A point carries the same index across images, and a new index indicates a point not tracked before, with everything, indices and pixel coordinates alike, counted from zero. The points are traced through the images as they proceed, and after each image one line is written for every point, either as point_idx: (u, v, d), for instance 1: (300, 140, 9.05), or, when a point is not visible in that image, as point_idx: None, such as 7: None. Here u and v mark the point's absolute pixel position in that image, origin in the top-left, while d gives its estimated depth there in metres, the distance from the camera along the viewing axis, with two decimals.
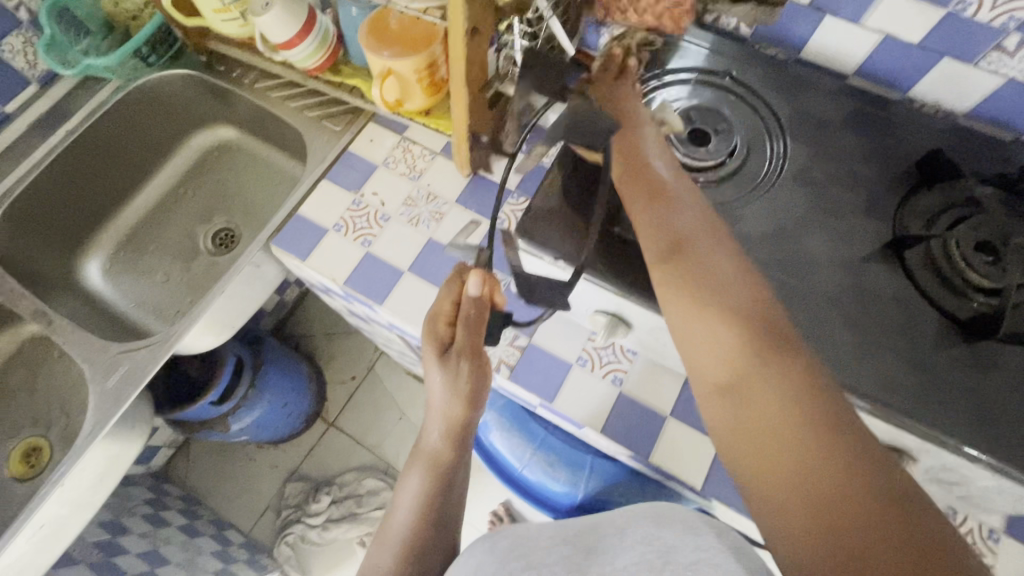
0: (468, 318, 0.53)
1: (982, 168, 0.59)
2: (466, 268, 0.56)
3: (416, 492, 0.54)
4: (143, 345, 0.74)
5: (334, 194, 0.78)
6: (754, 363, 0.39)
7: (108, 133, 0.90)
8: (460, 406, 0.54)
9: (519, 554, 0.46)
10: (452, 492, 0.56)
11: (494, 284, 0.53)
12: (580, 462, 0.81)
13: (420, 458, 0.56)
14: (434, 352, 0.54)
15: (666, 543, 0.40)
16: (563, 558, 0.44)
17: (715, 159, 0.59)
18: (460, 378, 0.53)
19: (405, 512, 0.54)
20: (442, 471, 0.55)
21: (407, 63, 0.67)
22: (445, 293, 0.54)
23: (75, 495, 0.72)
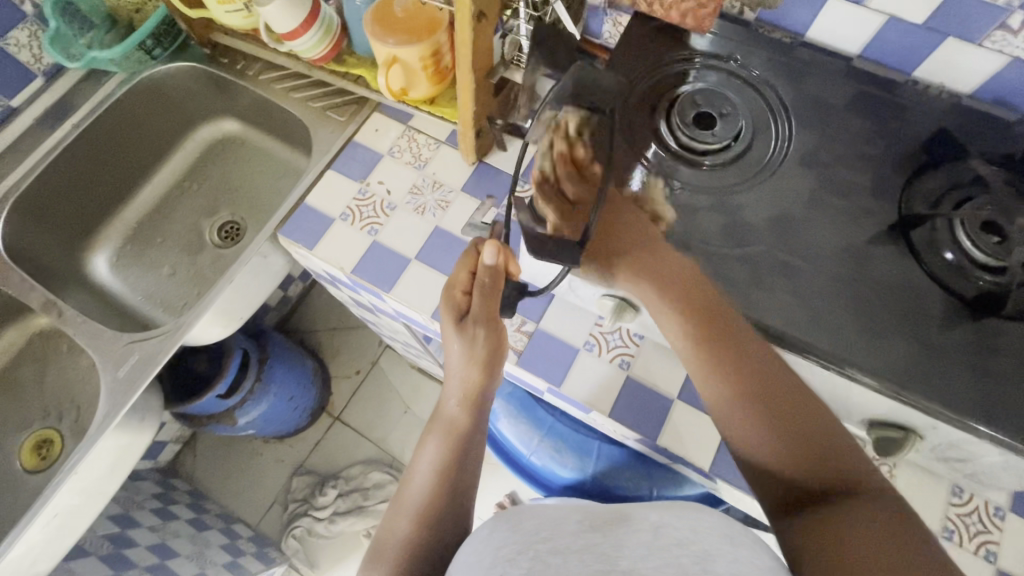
0: (483, 286, 0.54)
1: (988, 147, 0.59)
2: (483, 241, 0.58)
3: (433, 459, 0.56)
4: (152, 335, 0.75)
5: (340, 183, 0.78)
6: (804, 463, 0.43)
7: (114, 127, 0.90)
8: (477, 373, 0.55)
9: (544, 535, 0.45)
10: (468, 462, 0.56)
11: (509, 254, 0.53)
12: (587, 447, 0.82)
13: (438, 426, 0.57)
14: (451, 319, 0.55)
15: (702, 550, 0.41)
16: (589, 547, 0.42)
17: (718, 142, 0.60)
18: (477, 344, 0.54)
19: (422, 480, 0.55)
20: (458, 439, 0.56)
21: (413, 50, 0.67)
22: (462, 263, 0.56)
23: (87, 485, 0.73)
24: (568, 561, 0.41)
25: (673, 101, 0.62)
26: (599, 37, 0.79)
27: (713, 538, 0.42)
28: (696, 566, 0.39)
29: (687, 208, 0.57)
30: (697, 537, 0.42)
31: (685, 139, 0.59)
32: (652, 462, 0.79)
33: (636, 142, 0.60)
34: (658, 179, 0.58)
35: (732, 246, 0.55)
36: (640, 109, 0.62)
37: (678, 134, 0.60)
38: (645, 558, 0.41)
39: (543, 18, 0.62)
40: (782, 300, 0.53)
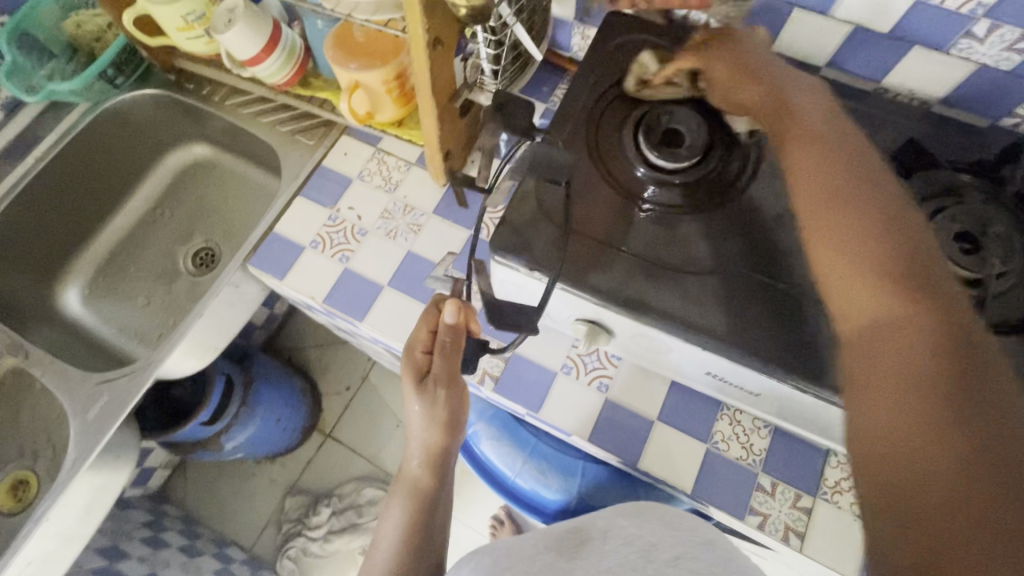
0: (444, 345, 0.55)
1: (959, 155, 0.58)
2: (443, 301, 0.59)
3: (397, 523, 0.56)
4: (122, 374, 0.73)
5: (309, 210, 0.77)
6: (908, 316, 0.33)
7: (79, 160, 0.89)
8: (438, 433, 0.56)
9: (506, 564, 0.45)
10: (433, 522, 0.57)
11: (468, 312, 0.56)
12: (572, 468, 0.80)
13: (402, 486, 0.57)
14: (411, 380, 0.56)
15: (649, 543, 0.44)
16: (547, 565, 0.43)
17: (690, 159, 0.57)
18: (438, 405, 0.55)
19: (388, 545, 0.55)
20: (422, 500, 0.56)
21: (375, 74, 0.66)
22: (422, 322, 0.57)
23: (61, 529, 0.71)
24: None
25: (643, 118, 0.60)
26: (568, 50, 0.78)
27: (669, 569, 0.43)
28: (643, 559, 0.42)
29: (657, 227, 0.56)
30: (643, 533, 0.46)
31: (657, 158, 0.58)
32: (638, 481, 0.78)
33: (606, 163, 0.59)
34: (627, 201, 0.57)
35: (703, 267, 0.54)
36: (609, 128, 0.61)
37: (648, 152, 0.58)
38: (598, 563, 0.42)
39: (503, 41, 0.60)
40: (757, 323, 0.52)
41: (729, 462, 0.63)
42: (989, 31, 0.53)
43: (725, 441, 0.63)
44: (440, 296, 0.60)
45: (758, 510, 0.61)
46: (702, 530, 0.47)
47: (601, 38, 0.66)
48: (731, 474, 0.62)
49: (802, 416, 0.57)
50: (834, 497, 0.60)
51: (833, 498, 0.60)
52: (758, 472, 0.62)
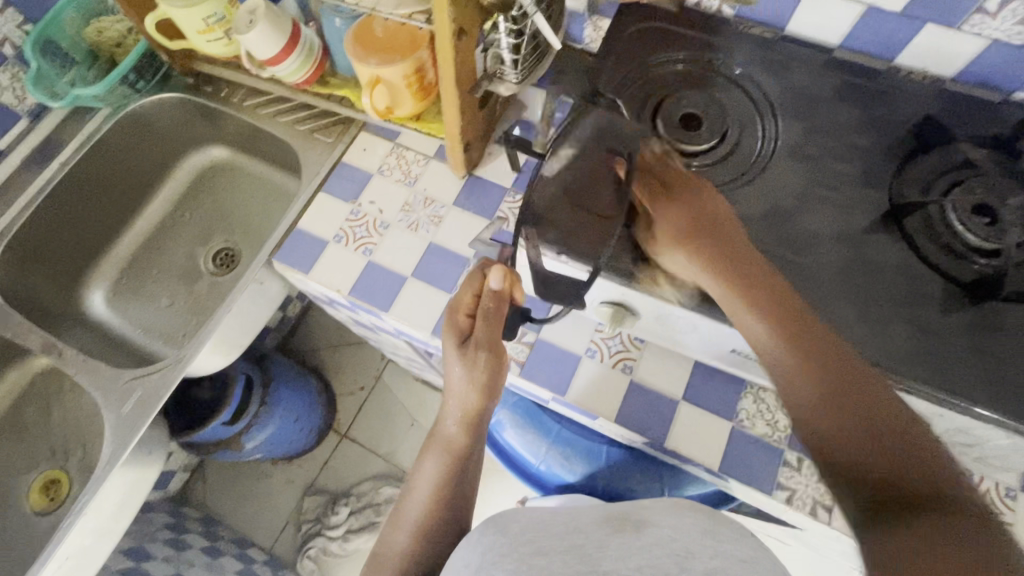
0: (487, 311, 0.58)
1: (976, 129, 0.59)
2: (488, 265, 0.61)
3: (432, 474, 0.62)
4: (153, 370, 0.74)
5: (331, 205, 0.78)
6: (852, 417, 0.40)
7: (101, 162, 0.90)
8: (476, 396, 0.59)
9: (528, 537, 0.47)
10: (465, 475, 0.63)
11: (514, 280, 0.58)
12: (596, 452, 0.82)
13: (435, 444, 0.63)
14: (452, 343, 0.59)
15: (683, 547, 0.44)
16: (572, 548, 0.45)
17: (706, 143, 0.60)
18: (477, 367, 0.58)
19: (420, 494, 0.62)
20: (456, 456, 0.62)
21: (396, 69, 0.67)
22: (467, 286, 0.60)
23: (98, 524, 0.73)
24: (552, 563, 0.44)
25: (659, 104, 0.62)
26: (580, 43, 0.78)
27: (701, 538, 0.44)
28: (676, 566, 0.42)
29: None
30: (679, 538, 0.45)
31: (674, 142, 0.59)
32: (662, 463, 0.79)
33: None
34: None
35: None
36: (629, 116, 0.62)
37: (667, 136, 0.60)
38: (624, 558, 0.43)
39: (523, 31, 0.60)
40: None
41: (755, 439, 0.64)
42: (1002, 6, 0.54)
43: (750, 418, 0.64)
44: (486, 261, 0.62)
45: (785, 485, 0.62)
46: (742, 545, 0.45)
47: (617, 27, 0.67)
48: (757, 451, 0.63)
49: None
50: None
51: None
52: (784, 449, 0.63)
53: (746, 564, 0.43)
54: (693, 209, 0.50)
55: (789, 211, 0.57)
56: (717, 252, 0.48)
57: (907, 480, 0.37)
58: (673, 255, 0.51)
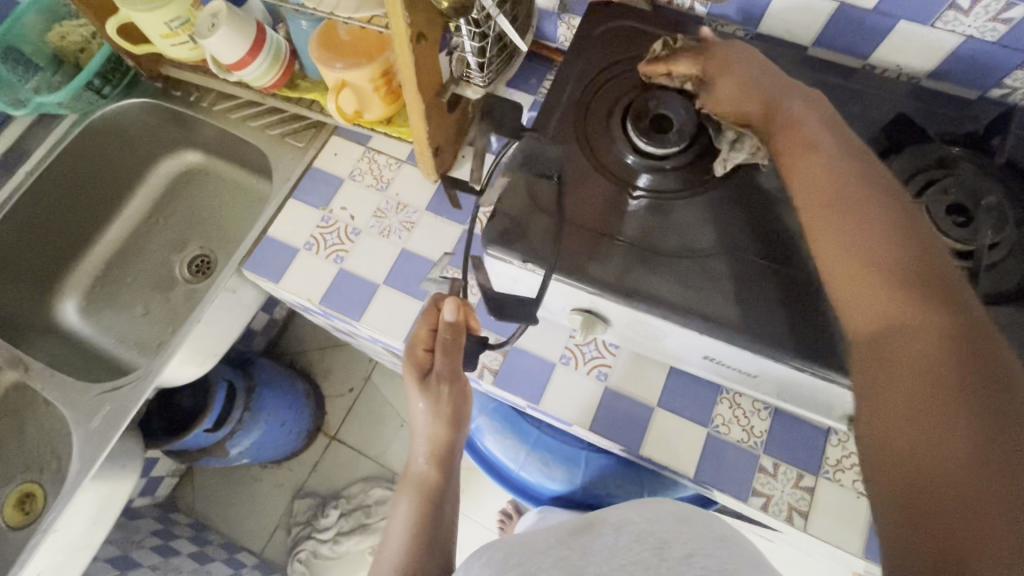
0: (445, 344, 0.58)
1: (950, 128, 0.58)
2: (441, 298, 0.62)
3: (407, 514, 0.60)
4: (123, 383, 0.73)
5: (301, 212, 0.77)
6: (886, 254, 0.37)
7: (69, 172, 0.88)
8: (443, 429, 0.60)
9: (516, 558, 0.45)
10: (441, 510, 0.61)
11: (468, 309, 0.59)
12: (576, 458, 0.81)
13: (409, 483, 0.62)
14: (413, 378, 0.59)
15: (662, 538, 0.43)
16: (558, 562, 0.42)
17: (677, 144, 0.58)
18: (441, 400, 0.59)
19: (397, 539, 0.59)
20: (429, 492, 0.62)
21: (361, 73, 0.66)
22: (422, 321, 0.60)
23: (70, 540, 0.72)
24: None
25: (629, 106, 0.61)
26: (554, 41, 0.77)
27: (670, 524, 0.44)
28: (655, 558, 0.41)
29: (656, 210, 0.57)
30: (655, 529, 0.44)
31: (645, 144, 0.58)
32: (642, 467, 0.79)
33: (595, 154, 0.60)
34: (619, 187, 0.58)
35: (701, 252, 0.55)
36: (596, 120, 0.61)
37: (637, 138, 0.58)
38: (609, 559, 0.41)
39: (487, 33, 0.60)
40: (746, 304, 0.52)
41: (731, 445, 0.63)
42: (975, 2, 0.53)
43: (726, 425, 0.64)
44: (439, 293, 0.62)
45: (760, 492, 0.61)
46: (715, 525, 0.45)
47: (586, 27, 0.65)
48: (733, 457, 0.63)
49: (800, 395, 0.58)
50: (836, 475, 0.61)
51: (835, 476, 0.61)
52: (760, 454, 0.62)
53: (719, 542, 0.43)
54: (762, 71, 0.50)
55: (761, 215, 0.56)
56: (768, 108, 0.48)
57: (920, 322, 0.34)
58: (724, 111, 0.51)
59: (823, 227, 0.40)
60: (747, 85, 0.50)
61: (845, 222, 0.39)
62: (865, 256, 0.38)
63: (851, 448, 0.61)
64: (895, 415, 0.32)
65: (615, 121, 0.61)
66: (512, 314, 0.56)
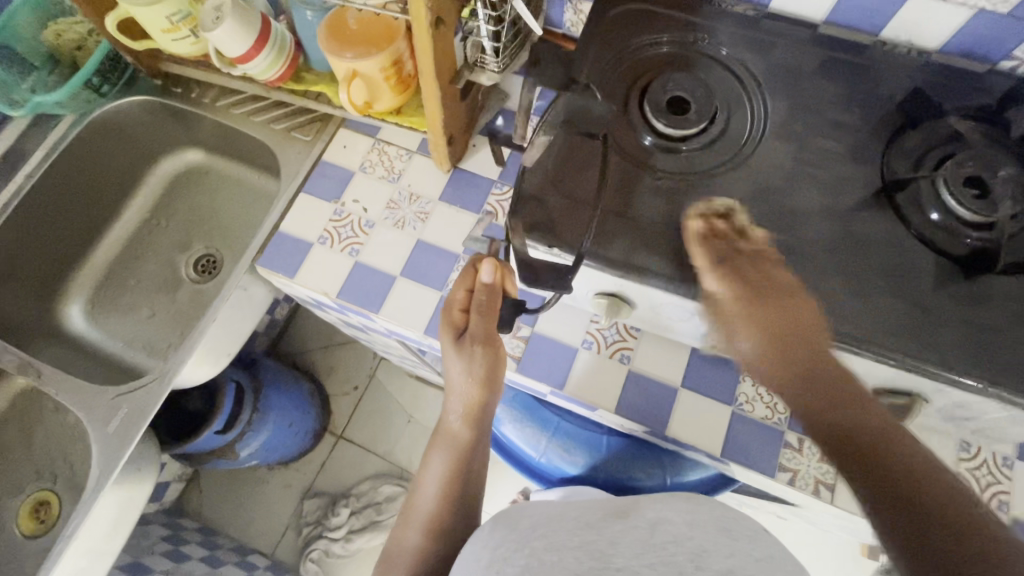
0: (481, 305, 0.60)
1: (966, 100, 0.59)
2: (478, 260, 0.64)
3: (439, 470, 0.63)
4: (139, 385, 0.72)
5: (312, 206, 0.76)
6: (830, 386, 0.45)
7: (70, 173, 0.87)
8: (477, 389, 0.61)
9: (540, 533, 0.46)
10: (471, 468, 0.64)
11: (505, 271, 0.60)
12: (597, 444, 0.81)
13: (442, 440, 0.64)
14: (450, 337, 0.61)
15: (700, 547, 0.41)
16: (584, 545, 0.43)
17: (697, 125, 0.58)
18: (476, 358, 0.60)
19: (430, 490, 0.63)
20: (461, 450, 0.64)
21: (372, 63, 0.65)
22: (459, 282, 0.62)
23: (91, 546, 0.71)
24: (564, 558, 0.42)
25: (645, 88, 0.61)
26: (561, 27, 0.77)
27: (711, 536, 0.43)
28: (691, 564, 0.40)
29: (677, 191, 0.57)
30: (694, 535, 0.43)
31: (663, 126, 0.58)
32: (664, 450, 0.80)
33: (613, 137, 0.59)
34: (638, 170, 0.58)
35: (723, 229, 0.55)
36: (614, 103, 0.61)
37: (655, 121, 0.59)
38: (640, 554, 0.41)
39: (503, 16, 0.58)
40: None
41: (755, 422, 0.63)
42: None
43: (749, 402, 0.64)
44: (476, 256, 0.64)
45: (787, 467, 0.62)
46: (761, 543, 0.43)
47: (598, 11, 0.65)
48: (758, 434, 0.63)
49: None
50: None
51: None
52: (785, 430, 0.63)
53: (763, 563, 0.41)
54: (771, 288, 0.49)
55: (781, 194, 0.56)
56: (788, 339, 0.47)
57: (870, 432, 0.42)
58: (742, 341, 0.49)
59: (782, 367, 0.47)
60: (781, 320, 0.48)
61: (793, 354, 0.47)
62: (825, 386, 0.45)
63: None
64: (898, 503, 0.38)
65: (632, 103, 0.61)
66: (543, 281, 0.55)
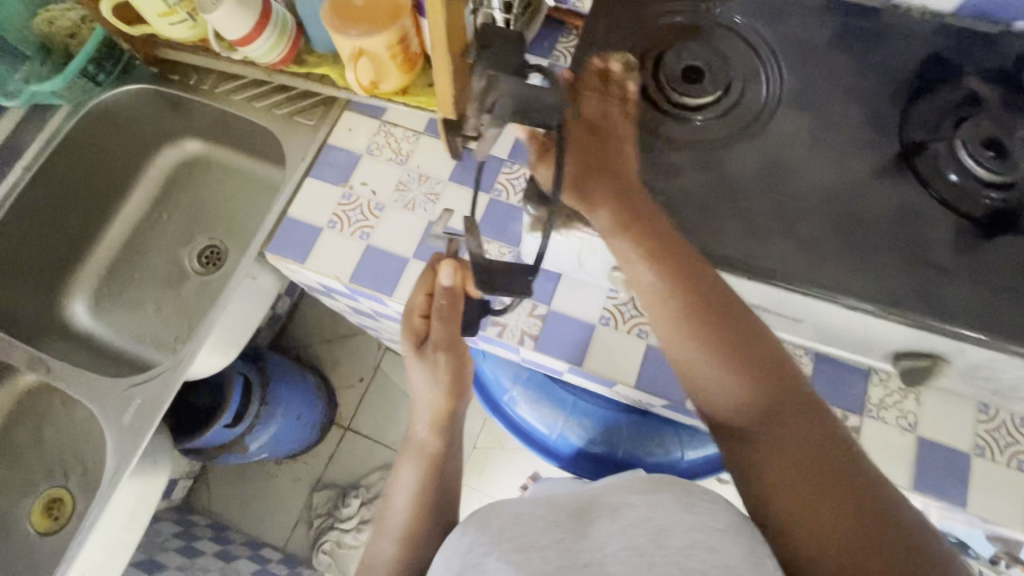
0: (441, 310, 0.60)
1: (980, 62, 0.59)
2: (437, 262, 0.63)
3: (411, 481, 0.62)
4: (152, 376, 0.71)
5: (320, 190, 0.75)
6: (721, 358, 0.47)
7: (69, 166, 0.85)
8: (442, 396, 0.62)
9: (510, 534, 0.45)
10: (443, 479, 0.63)
11: (465, 274, 0.60)
12: (613, 420, 0.81)
13: (412, 451, 0.63)
14: (412, 345, 0.62)
15: (659, 525, 0.41)
16: (555, 543, 0.42)
17: (712, 94, 0.58)
18: (439, 366, 0.61)
19: (402, 503, 0.61)
20: (431, 458, 0.63)
21: (378, 40, 0.63)
22: (418, 287, 0.62)
23: (110, 539, 0.71)
24: (532, 559, 0.42)
25: (660, 59, 0.60)
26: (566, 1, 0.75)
27: (672, 514, 0.42)
28: (651, 543, 0.40)
29: (698, 157, 0.56)
30: (654, 514, 0.42)
31: (678, 95, 0.58)
32: (680, 424, 0.80)
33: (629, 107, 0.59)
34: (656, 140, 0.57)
35: (741, 195, 0.55)
36: (628, 73, 0.60)
37: (671, 90, 0.58)
38: (600, 549, 0.41)
39: None
40: (781, 244, 0.53)
41: None
42: None
43: None
44: (435, 257, 0.63)
45: None
46: (724, 514, 0.42)
47: None
48: None
49: (844, 337, 0.59)
50: (880, 414, 0.62)
51: (879, 414, 0.62)
52: None
53: (724, 533, 0.40)
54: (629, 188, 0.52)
55: (794, 163, 0.56)
56: (689, 300, 0.49)
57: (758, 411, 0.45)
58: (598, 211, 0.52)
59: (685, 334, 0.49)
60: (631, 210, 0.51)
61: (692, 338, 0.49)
62: (718, 360, 0.47)
63: (892, 386, 0.63)
64: (790, 481, 0.42)
65: (648, 74, 0.59)
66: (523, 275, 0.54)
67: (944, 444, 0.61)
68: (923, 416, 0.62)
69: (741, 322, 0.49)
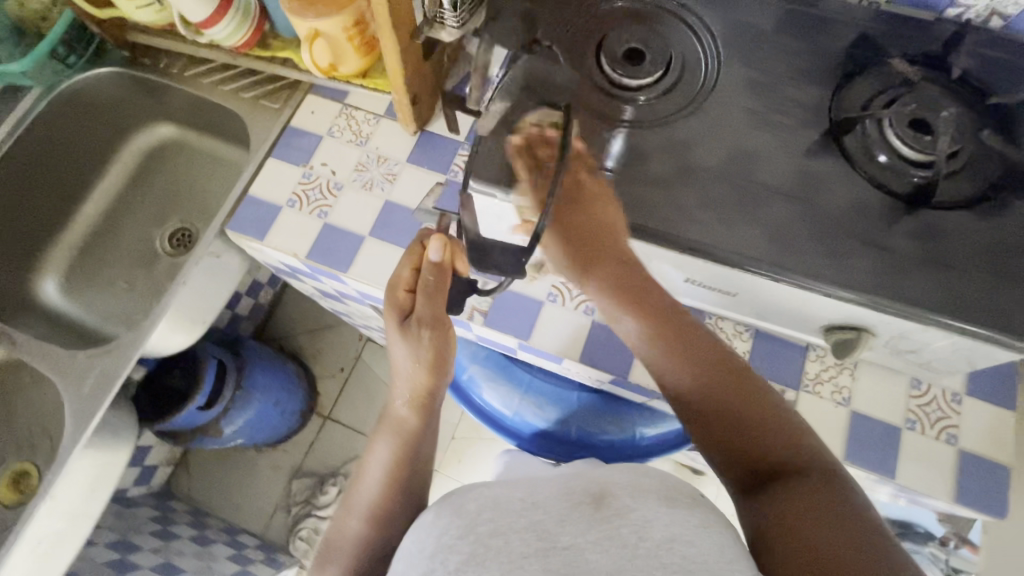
0: (428, 284, 0.61)
1: (913, 47, 0.60)
2: (426, 238, 0.64)
3: (384, 456, 0.61)
4: (110, 348, 0.72)
5: (282, 170, 0.76)
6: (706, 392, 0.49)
7: (41, 147, 0.86)
8: (424, 373, 0.61)
9: (487, 515, 0.44)
10: (417, 455, 0.62)
11: (454, 249, 0.61)
12: (567, 398, 0.84)
13: (388, 425, 0.62)
14: (395, 320, 0.61)
15: (643, 519, 0.41)
16: (531, 525, 0.42)
17: (651, 75, 0.60)
18: (422, 343, 0.60)
19: (374, 480, 0.61)
20: (407, 435, 0.62)
21: (333, 22, 0.65)
22: (406, 260, 0.62)
23: (70, 506, 0.73)
24: (509, 540, 0.41)
25: (602, 42, 0.61)
26: None
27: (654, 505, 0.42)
28: (633, 536, 0.40)
29: (663, 144, 0.58)
30: (638, 506, 0.42)
31: (619, 76, 0.59)
32: (631, 403, 0.82)
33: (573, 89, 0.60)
34: (601, 122, 0.58)
35: (677, 173, 0.56)
36: (571, 55, 0.61)
37: (612, 72, 0.60)
38: (583, 532, 0.40)
39: None
40: (730, 224, 0.54)
41: None
42: None
43: None
44: (424, 234, 0.65)
45: None
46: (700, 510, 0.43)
47: None
48: None
49: (778, 311, 0.60)
50: (816, 388, 0.64)
51: (814, 389, 0.64)
52: None
53: (703, 528, 0.41)
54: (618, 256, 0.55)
55: (730, 142, 0.58)
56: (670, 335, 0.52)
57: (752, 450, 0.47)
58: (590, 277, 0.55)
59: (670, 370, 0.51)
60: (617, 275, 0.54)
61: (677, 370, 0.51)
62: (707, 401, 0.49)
63: (829, 362, 0.64)
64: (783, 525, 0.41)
65: (590, 59, 0.61)
66: (494, 261, 0.59)
67: (879, 419, 0.63)
68: (858, 392, 0.64)
69: (722, 353, 0.51)
